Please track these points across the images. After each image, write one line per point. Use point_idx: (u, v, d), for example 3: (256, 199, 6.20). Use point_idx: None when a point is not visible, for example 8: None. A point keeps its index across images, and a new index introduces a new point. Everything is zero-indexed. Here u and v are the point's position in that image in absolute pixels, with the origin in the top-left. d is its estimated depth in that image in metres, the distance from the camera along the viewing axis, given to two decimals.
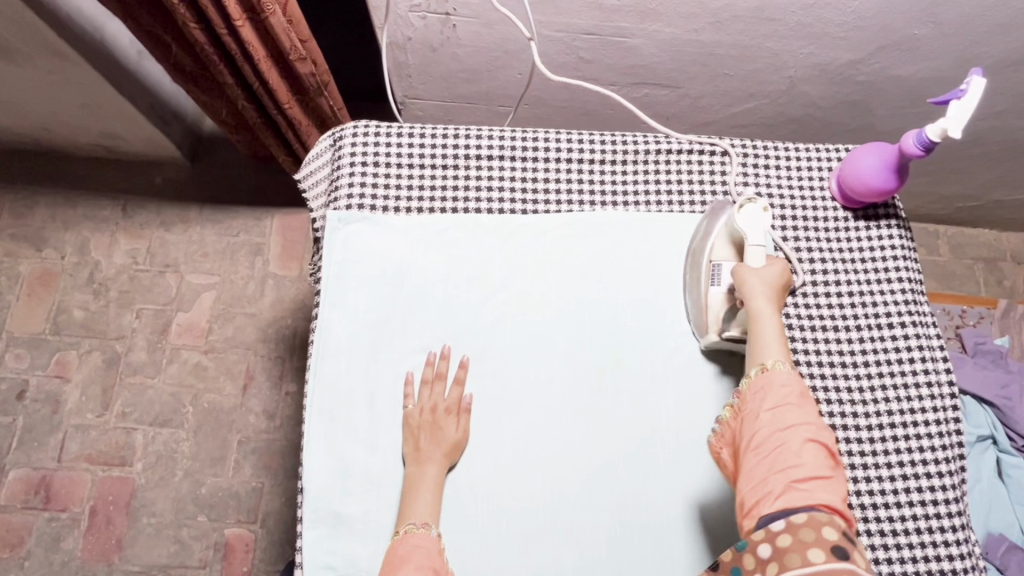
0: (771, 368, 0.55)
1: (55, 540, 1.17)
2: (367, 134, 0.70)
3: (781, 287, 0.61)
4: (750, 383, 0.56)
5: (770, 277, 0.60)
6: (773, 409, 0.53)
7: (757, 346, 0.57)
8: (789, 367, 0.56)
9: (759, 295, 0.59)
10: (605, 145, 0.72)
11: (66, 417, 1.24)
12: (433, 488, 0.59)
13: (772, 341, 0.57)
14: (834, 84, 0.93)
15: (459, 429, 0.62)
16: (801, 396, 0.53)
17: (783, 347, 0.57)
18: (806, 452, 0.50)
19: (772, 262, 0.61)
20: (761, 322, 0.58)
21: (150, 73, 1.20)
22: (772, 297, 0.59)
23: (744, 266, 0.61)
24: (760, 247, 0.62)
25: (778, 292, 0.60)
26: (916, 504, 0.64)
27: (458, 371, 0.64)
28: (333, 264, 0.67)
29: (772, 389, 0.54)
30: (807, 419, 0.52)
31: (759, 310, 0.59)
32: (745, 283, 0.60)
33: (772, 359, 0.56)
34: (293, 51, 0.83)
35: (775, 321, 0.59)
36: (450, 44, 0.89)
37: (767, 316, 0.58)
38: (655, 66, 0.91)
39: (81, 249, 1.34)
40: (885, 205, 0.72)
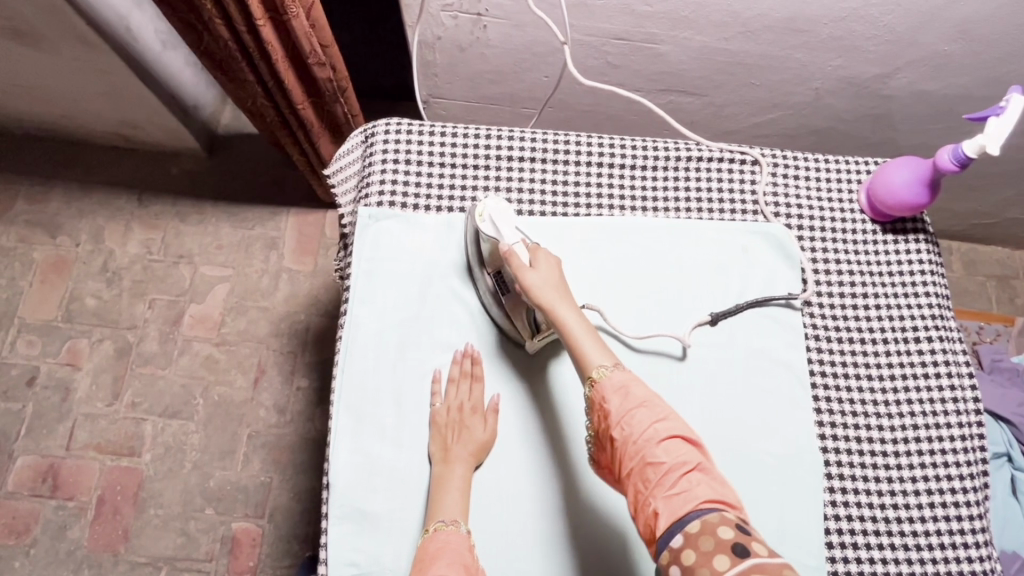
0: (601, 379, 0.54)
1: (62, 529, 1.17)
2: (399, 132, 0.70)
3: (559, 274, 0.60)
4: (591, 401, 0.55)
5: (542, 273, 0.59)
6: (626, 421, 0.52)
7: (581, 359, 0.56)
8: (609, 360, 0.56)
9: (548, 303, 0.58)
10: (636, 151, 0.72)
11: (75, 405, 1.23)
12: (461, 488, 0.59)
13: (587, 345, 0.56)
14: (860, 97, 0.94)
15: (486, 430, 0.62)
16: (640, 392, 0.53)
17: (596, 338, 0.57)
18: (668, 453, 0.50)
19: (536, 253, 0.61)
20: (568, 329, 0.57)
21: (170, 65, 1.18)
22: (556, 290, 0.59)
23: (518, 273, 0.59)
24: (516, 240, 0.61)
25: (560, 280, 0.60)
26: (941, 519, 0.64)
27: (482, 370, 0.64)
28: (363, 260, 0.67)
29: (610, 400, 0.54)
30: (654, 419, 0.52)
31: (559, 317, 0.57)
32: (529, 296, 0.58)
33: (597, 367, 0.55)
34: (313, 55, 0.83)
35: (577, 317, 0.58)
36: (478, 45, 0.89)
37: (568, 317, 0.57)
38: (682, 73, 0.92)
39: (95, 238, 1.33)
40: (914, 219, 0.72)
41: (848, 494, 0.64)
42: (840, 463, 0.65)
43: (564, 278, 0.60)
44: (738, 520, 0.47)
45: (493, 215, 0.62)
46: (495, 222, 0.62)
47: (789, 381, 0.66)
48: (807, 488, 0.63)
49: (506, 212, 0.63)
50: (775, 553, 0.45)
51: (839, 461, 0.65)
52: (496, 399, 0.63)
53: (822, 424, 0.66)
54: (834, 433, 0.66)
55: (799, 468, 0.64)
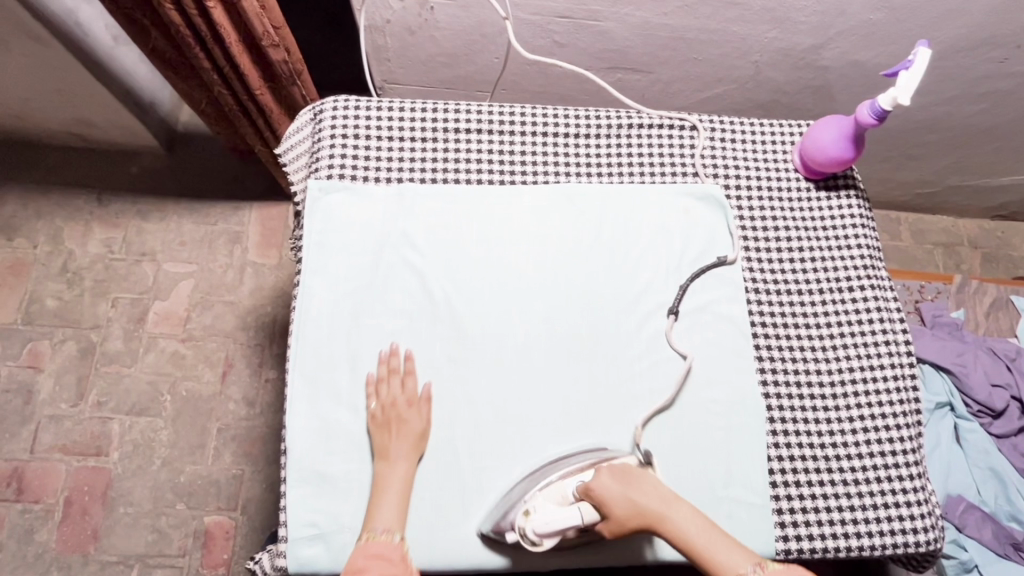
0: None
1: (29, 532, 1.15)
2: (347, 107, 0.72)
3: (624, 476, 0.57)
4: None
5: (620, 501, 0.55)
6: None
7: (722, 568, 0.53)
8: (745, 560, 0.53)
9: (661, 521, 0.55)
10: (579, 120, 0.75)
11: (39, 407, 1.22)
12: (405, 483, 0.60)
13: (720, 548, 0.53)
14: (797, 69, 0.98)
15: (421, 421, 0.63)
16: None
17: (718, 540, 0.54)
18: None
19: (603, 496, 0.55)
20: (690, 541, 0.54)
21: (124, 60, 1.18)
22: (645, 500, 0.56)
23: (613, 523, 0.55)
24: (579, 512, 0.55)
25: (638, 489, 0.56)
26: (876, 454, 0.67)
27: (407, 363, 0.65)
28: (314, 232, 0.68)
29: None
30: None
31: (682, 529, 0.54)
32: (641, 522, 0.55)
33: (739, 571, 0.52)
34: (265, 37, 0.84)
35: (686, 520, 0.55)
36: (428, 28, 0.91)
37: (687, 521, 0.55)
38: (626, 50, 0.95)
39: (54, 239, 1.32)
40: (844, 176, 0.76)
41: (790, 435, 0.67)
42: (781, 406, 0.68)
43: (635, 479, 0.57)
44: None
45: (543, 532, 0.55)
46: (549, 533, 0.55)
47: (730, 333, 0.69)
48: (748, 430, 0.66)
49: (540, 511, 0.56)
50: None
51: (781, 406, 0.68)
52: (429, 390, 0.64)
53: (763, 371, 0.69)
54: (775, 378, 0.69)
55: (740, 410, 0.67)
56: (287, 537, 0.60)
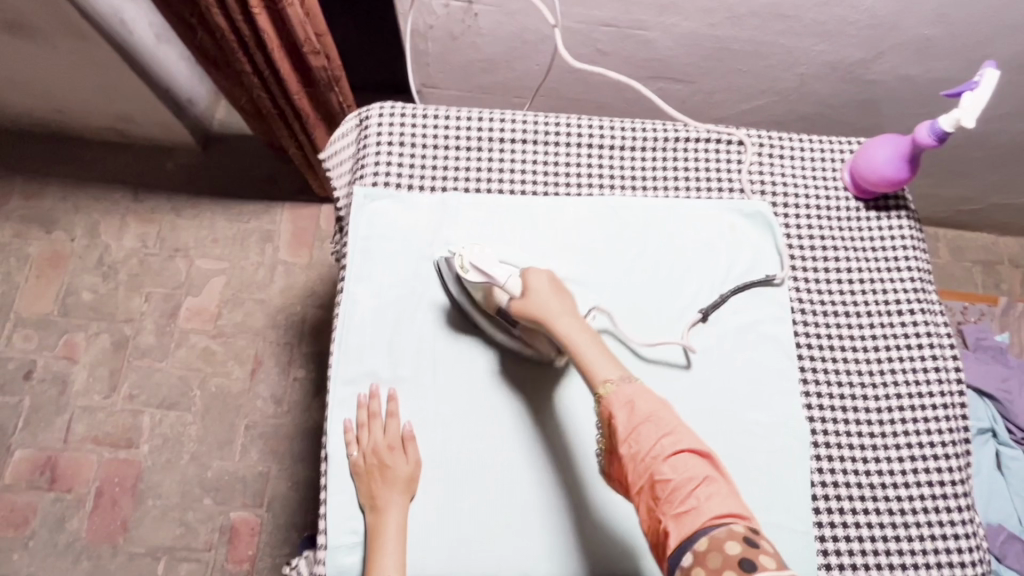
0: (608, 390, 0.53)
1: (60, 520, 1.17)
2: (393, 115, 0.72)
3: (557, 285, 0.60)
4: (600, 414, 0.54)
5: (539, 289, 0.60)
6: (632, 437, 0.51)
7: (590, 372, 0.55)
8: (617, 370, 0.55)
9: (554, 319, 0.58)
10: (625, 132, 0.74)
11: (73, 398, 1.24)
12: (398, 532, 0.59)
13: (597, 359, 0.56)
14: (843, 83, 0.96)
15: (408, 462, 0.61)
16: (645, 406, 0.52)
17: (603, 353, 0.56)
18: (674, 471, 0.49)
19: (529, 278, 0.60)
20: (576, 344, 0.56)
21: (165, 59, 1.19)
22: (559, 299, 0.59)
23: (523, 303, 0.59)
24: (507, 280, 0.61)
25: (558, 295, 0.60)
26: (924, 484, 0.65)
27: (389, 404, 0.63)
28: (359, 239, 0.68)
29: (617, 414, 0.52)
30: (661, 435, 0.50)
31: (571, 333, 0.57)
32: (539, 313, 0.58)
33: (604, 380, 0.54)
34: (307, 43, 0.85)
35: (578, 327, 0.57)
36: (470, 34, 0.91)
37: (578, 331, 0.57)
38: (670, 60, 0.93)
39: (91, 232, 1.34)
40: (895, 196, 0.74)
41: (834, 461, 0.66)
42: (826, 431, 0.67)
43: (563, 292, 0.60)
44: (746, 534, 0.46)
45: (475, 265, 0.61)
46: (483, 270, 0.61)
47: (776, 355, 0.68)
48: (794, 456, 0.65)
49: (484, 252, 0.63)
50: (783, 567, 0.43)
51: (825, 430, 0.67)
52: (407, 434, 0.63)
53: (809, 394, 0.68)
54: (820, 402, 0.68)
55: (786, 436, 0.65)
56: (325, 544, 0.60)
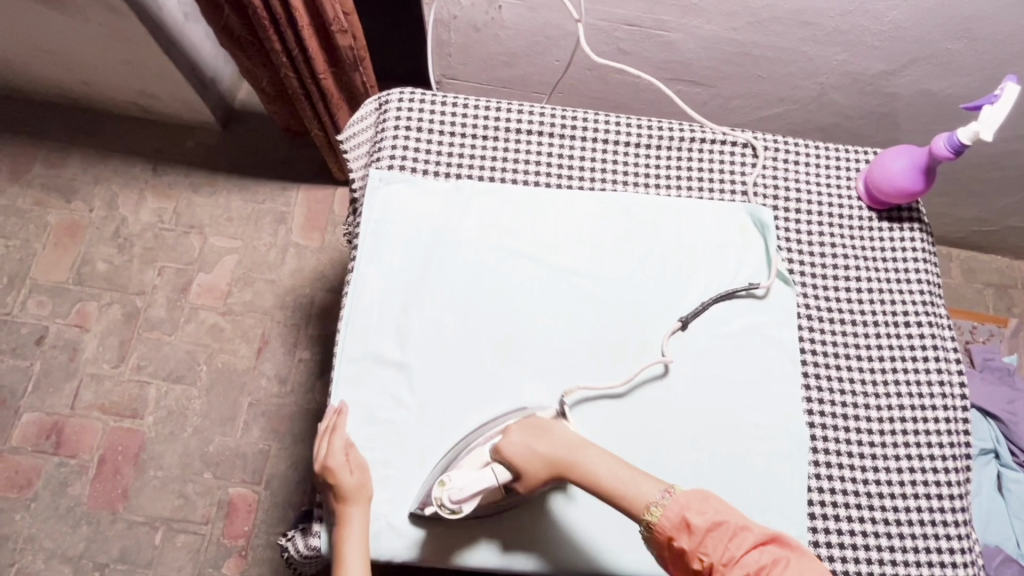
0: (659, 513, 0.54)
1: (63, 485, 1.19)
2: (413, 100, 0.73)
3: (539, 432, 0.59)
4: (658, 543, 0.54)
5: (532, 458, 0.58)
6: (701, 551, 0.51)
7: (631, 503, 0.55)
8: (656, 488, 0.55)
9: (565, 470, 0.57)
10: (641, 128, 0.74)
11: (82, 365, 1.26)
12: (360, 542, 0.59)
13: (628, 482, 0.56)
14: (863, 94, 0.96)
15: (355, 473, 0.61)
16: (701, 516, 0.52)
17: (629, 477, 0.56)
18: (752, 567, 0.50)
19: (510, 452, 0.58)
20: (604, 481, 0.56)
21: (191, 36, 1.22)
22: (555, 449, 0.58)
23: (525, 477, 0.58)
24: (493, 474, 0.57)
25: (548, 443, 0.58)
26: (922, 497, 0.65)
27: (337, 418, 0.63)
28: (371, 220, 0.69)
29: (678, 535, 0.53)
30: (727, 538, 0.51)
31: (593, 473, 0.57)
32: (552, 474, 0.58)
33: (648, 502, 0.54)
34: (335, 22, 0.86)
35: (596, 460, 0.57)
36: (493, 26, 0.91)
37: (599, 465, 0.57)
38: (690, 62, 0.94)
39: (109, 204, 1.36)
40: (909, 208, 0.74)
41: (833, 468, 0.66)
42: (827, 437, 0.67)
43: (546, 433, 0.59)
44: None
45: (459, 497, 0.57)
46: (468, 495, 0.57)
47: (780, 358, 0.68)
48: (792, 459, 0.65)
49: (455, 476, 0.58)
50: None
51: (825, 436, 0.67)
52: (350, 443, 0.62)
53: (811, 399, 0.68)
54: (822, 409, 0.68)
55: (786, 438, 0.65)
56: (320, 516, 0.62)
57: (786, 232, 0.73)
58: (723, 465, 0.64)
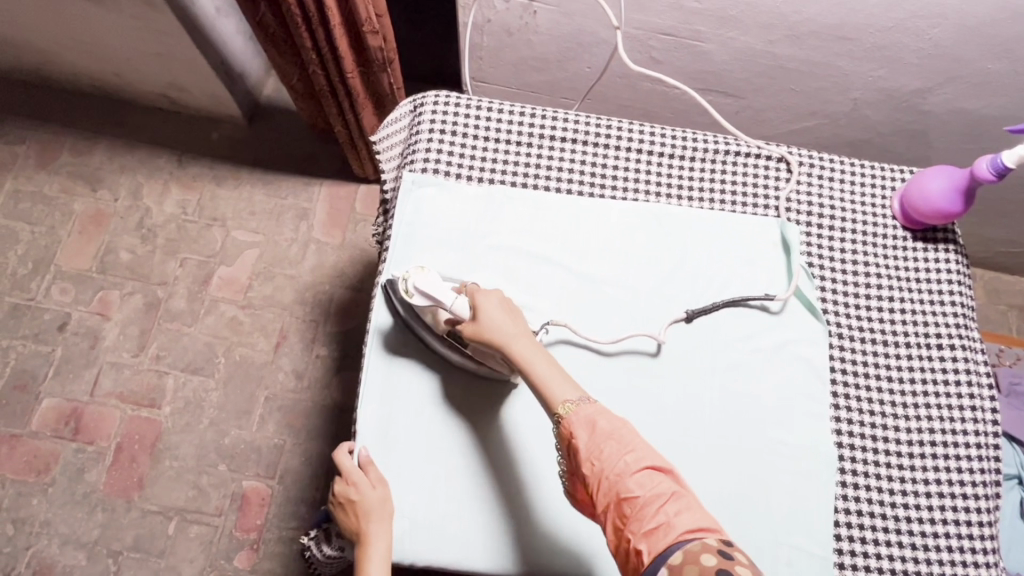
0: (568, 410, 0.55)
1: (79, 472, 1.20)
2: (448, 104, 0.73)
3: (507, 307, 0.61)
4: (558, 435, 0.55)
5: (490, 311, 0.60)
6: (594, 456, 0.52)
7: (547, 395, 0.56)
8: (576, 392, 0.56)
9: (507, 341, 0.59)
10: (676, 139, 0.74)
11: (102, 353, 1.27)
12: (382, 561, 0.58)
13: (555, 380, 0.57)
14: (897, 111, 0.95)
15: (373, 491, 0.60)
16: (606, 425, 0.54)
17: (560, 375, 0.57)
18: (642, 486, 0.50)
19: (478, 298, 0.61)
20: (533, 367, 0.57)
21: (221, 31, 1.22)
22: (511, 319, 0.60)
23: (473, 322, 0.60)
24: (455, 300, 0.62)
25: (510, 315, 0.61)
26: (950, 523, 0.64)
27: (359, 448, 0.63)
28: (403, 222, 0.69)
29: (578, 433, 0.54)
30: (623, 452, 0.52)
31: (528, 359, 0.58)
32: (493, 339, 0.59)
33: (564, 400, 0.56)
34: (367, 22, 0.86)
35: (539, 347, 0.59)
36: (526, 31, 0.91)
37: (539, 354, 0.58)
38: (723, 73, 0.93)
39: (134, 194, 1.37)
40: (944, 229, 0.73)
41: (860, 490, 0.65)
42: (855, 457, 0.66)
43: (513, 312, 0.61)
44: (719, 547, 0.47)
45: (420, 287, 0.62)
46: (425, 293, 0.62)
47: (810, 377, 0.67)
48: (820, 481, 0.64)
49: (430, 273, 0.63)
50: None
51: (854, 457, 0.66)
52: (367, 460, 0.62)
53: (839, 419, 0.67)
54: (851, 428, 0.67)
55: (813, 458, 0.65)
56: None
57: (818, 248, 0.72)
58: (749, 481, 0.64)
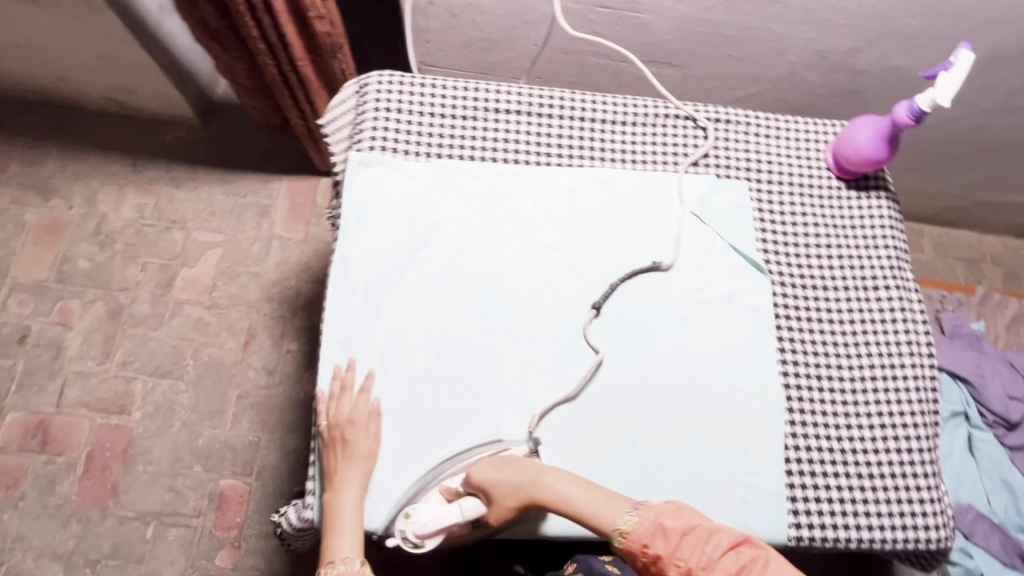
0: (630, 528, 0.56)
1: (50, 484, 1.18)
2: (392, 83, 0.74)
3: (504, 462, 0.61)
4: (634, 557, 0.57)
5: (497, 485, 0.59)
6: (677, 556, 0.55)
7: (603, 519, 0.58)
8: (623, 506, 0.58)
9: (538, 494, 0.59)
10: (617, 106, 0.76)
11: (66, 363, 1.25)
12: (355, 506, 0.60)
13: (598, 502, 0.59)
14: (832, 72, 0.98)
15: (369, 439, 0.62)
16: (676, 524, 0.56)
17: (597, 496, 0.59)
18: (730, 568, 0.54)
19: (480, 482, 0.59)
20: (572, 500, 0.59)
21: (166, 30, 1.21)
22: (518, 474, 0.60)
23: (495, 506, 0.59)
24: (458, 510, 0.59)
25: (513, 468, 0.60)
26: (892, 451, 0.68)
27: (363, 380, 0.64)
28: (353, 202, 0.70)
29: (653, 544, 0.56)
30: (704, 542, 0.55)
31: (560, 496, 0.59)
32: (522, 501, 0.59)
33: (621, 518, 0.57)
34: (312, 7, 0.86)
35: (566, 480, 0.60)
36: (470, 11, 0.93)
37: (562, 487, 0.59)
38: (664, 44, 0.96)
39: (89, 201, 1.35)
40: (876, 177, 0.77)
41: (807, 426, 0.68)
42: (802, 395, 0.69)
43: (511, 462, 0.61)
44: None
45: (424, 533, 0.59)
46: (431, 529, 0.59)
47: (756, 323, 0.70)
48: (767, 419, 0.67)
49: (419, 512, 0.60)
50: None
51: (801, 397, 0.69)
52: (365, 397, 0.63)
53: (785, 360, 0.70)
54: (797, 368, 0.70)
55: (763, 397, 0.68)
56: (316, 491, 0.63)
57: (758, 203, 0.75)
58: (705, 425, 0.67)
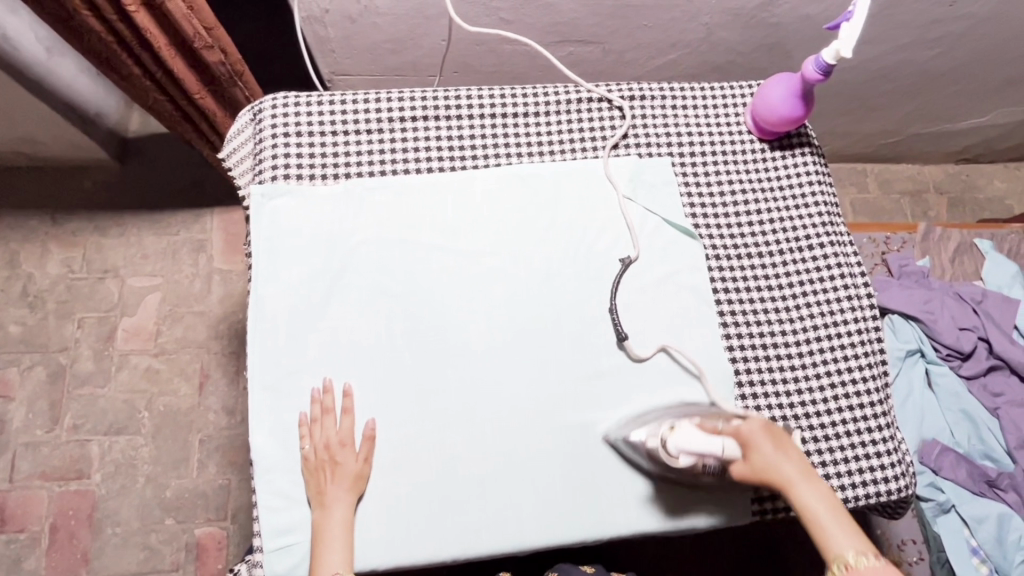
0: (854, 567, 0.50)
1: (16, 562, 1.14)
2: (287, 105, 0.70)
3: (781, 443, 0.57)
4: None
5: (764, 454, 0.56)
6: None
7: (827, 542, 0.52)
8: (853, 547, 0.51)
9: (791, 485, 0.54)
10: (528, 97, 0.73)
11: (13, 436, 1.20)
12: (343, 528, 0.59)
13: (837, 531, 0.52)
14: (749, 28, 0.97)
15: (359, 460, 0.61)
16: None
17: (841, 523, 0.53)
18: None
19: (749, 436, 0.57)
20: (810, 512, 0.53)
21: (61, 72, 1.12)
22: (786, 457, 0.56)
23: (747, 465, 0.56)
24: (721, 446, 0.56)
25: (784, 452, 0.56)
26: (845, 410, 0.67)
27: (343, 401, 0.63)
28: (262, 239, 0.66)
29: None
30: None
31: (801, 501, 0.54)
32: (771, 479, 0.55)
33: (848, 553, 0.51)
34: (197, 39, 0.80)
35: (820, 497, 0.54)
36: (368, 15, 0.88)
37: (808, 496, 0.54)
38: (576, 22, 0.93)
39: (10, 263, 1.28)
40: (798, 134, 0.76)
41: (758, 397, 0.67)
42: (749, 368, 0.68)
43: (788, 445, 0.57)
44: None
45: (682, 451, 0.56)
46: (689, 451, 0.56)
47: (695, 301, 0.69)
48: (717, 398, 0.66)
49: (683, 430, 0.57)
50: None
51: (749, 370, 0.68)
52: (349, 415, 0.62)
53: (729, 335, 0.69)
54: (740, 342, 0.69)
55: (712, 377, 0.67)
56: (262, 546, 0.60)
57: (683, 177, 0.73)
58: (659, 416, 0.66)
